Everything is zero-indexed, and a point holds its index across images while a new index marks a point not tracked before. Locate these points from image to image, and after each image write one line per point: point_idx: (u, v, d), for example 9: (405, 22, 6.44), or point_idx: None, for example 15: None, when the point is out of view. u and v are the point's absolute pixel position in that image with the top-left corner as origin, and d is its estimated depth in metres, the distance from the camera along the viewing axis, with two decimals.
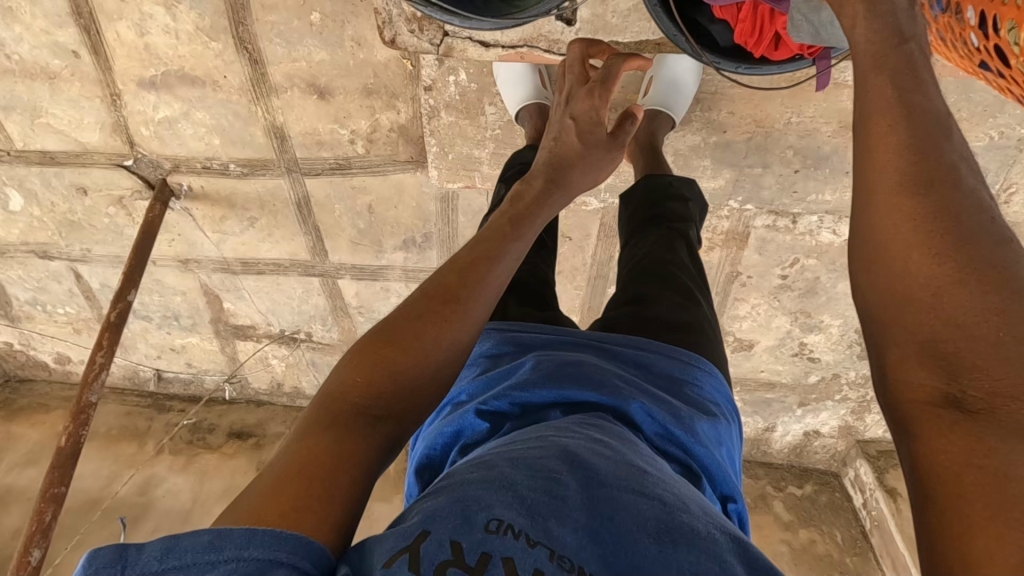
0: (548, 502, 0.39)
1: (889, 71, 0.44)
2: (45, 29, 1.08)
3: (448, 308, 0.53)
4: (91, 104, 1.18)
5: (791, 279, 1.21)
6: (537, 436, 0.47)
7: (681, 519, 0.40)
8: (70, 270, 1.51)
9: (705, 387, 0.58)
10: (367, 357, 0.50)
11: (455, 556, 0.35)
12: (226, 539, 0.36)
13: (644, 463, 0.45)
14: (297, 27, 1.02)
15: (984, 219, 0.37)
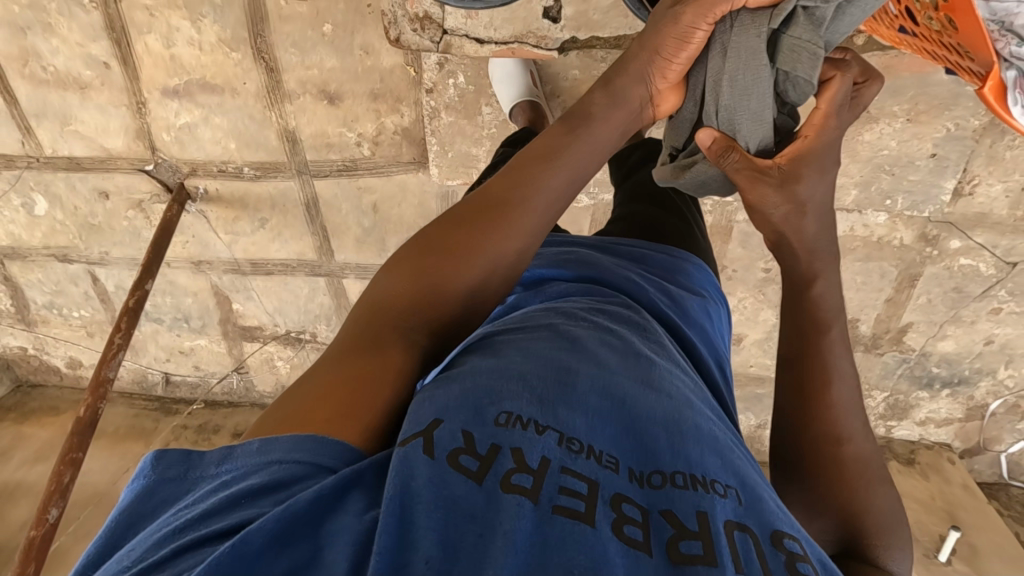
0: (562, 388, 0.44)
1: (830, 339, 0.63)
2: (80, 42, 1.18)
3: (490, 232, 0.57)
4: (118, 112, 1.27)
5: (774, 271, 1.27)
6: (551, 324, 0.53)
7: (683, 408, 0.46)
8: (88, 272, 1.58)
9: (698, 277, 0.74)
10: (405, 271, 0.56)
11: (465, 445, 0.39)
12: (273, 445, 0.42)
13: (654, 355, 0.51)
14: (310, 37, 1.12)
15: (874, 465, 0.61)
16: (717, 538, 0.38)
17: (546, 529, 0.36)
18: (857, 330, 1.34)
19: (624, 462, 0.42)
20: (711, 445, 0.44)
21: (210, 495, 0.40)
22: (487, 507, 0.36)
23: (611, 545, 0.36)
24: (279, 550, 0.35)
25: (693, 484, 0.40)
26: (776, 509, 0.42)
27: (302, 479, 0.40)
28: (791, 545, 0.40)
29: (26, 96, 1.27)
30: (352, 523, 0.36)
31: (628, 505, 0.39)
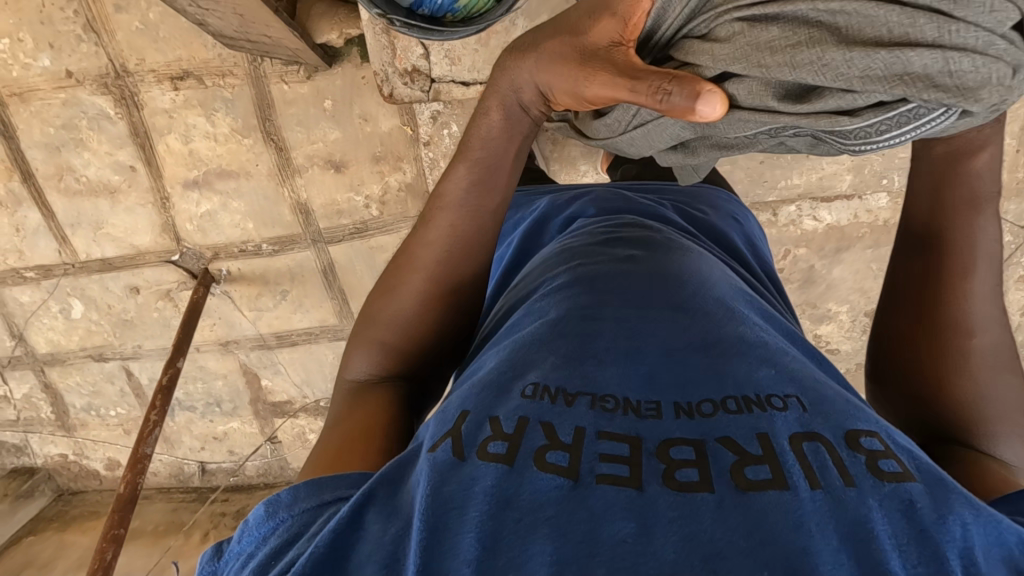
0: (589, 345, 0.46)
1: (976, 210, 0.61)
2: (108, 151, 1.30)
3: (412, 274, 0.59)
4: (144, 210, 1.37)
5: (787, 270, 1.27)
6: (568, 281, 0.54)
7: (718, 334, 0.46)
8: (123, 369, 1.63)
9: (719, 196, 0.80)
10: (358, 335, 0.61)
11: (491, 431, 0.39)
12: (277, 504, 0.41)
13: (679, 288, 0.52)
14: (314, 114, 1.22)
15: (1001, 348, 0.60)
16: (783, 457, 0.36)
17: (588, 495, 0.34)
18: None
19: (668, 401, 0.41)
20: (756, 363, 0.43)
21: (240, 571, 0.38)
22: (521, 486, 0.34)
23: (664, 494, 0.34)
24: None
25: (747, 407, 0.39)
26: (845, 408, 0.40)
27: (316, 520, 0.39)
28: (869, 443, 0.38)
29: (62, 208, 1.38)
30: (378, 539, 0.35)
31: (679, 446, 0.37)
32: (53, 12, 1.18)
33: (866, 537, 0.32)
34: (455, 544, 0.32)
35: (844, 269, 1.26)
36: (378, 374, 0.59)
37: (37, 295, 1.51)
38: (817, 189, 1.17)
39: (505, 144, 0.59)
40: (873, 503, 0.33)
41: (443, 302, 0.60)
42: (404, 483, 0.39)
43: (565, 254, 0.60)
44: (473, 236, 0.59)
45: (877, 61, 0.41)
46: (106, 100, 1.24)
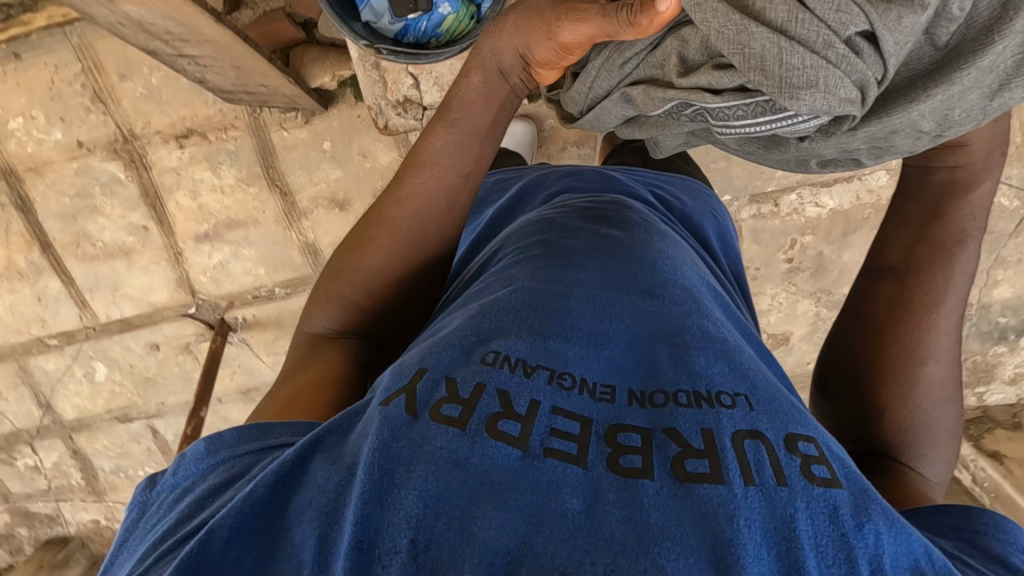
0: (555, 319, 0.45)
1: (949, 254, 0.61)
2: (121, 214, 1.34)
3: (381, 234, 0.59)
4: (159, 267, 1.40)
5: (796, 260, 1.27)
6: (536, 257, 0.53)
7: (682, 326, 0.45)
8: (148, 427, 1.64)
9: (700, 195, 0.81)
10: (324, 285, 0.61)
11: (447, 394, 0.38)
12: (219, 444, 0.43)
13: (645, 273, 0.51)
14: (314, 157, 1.26)
15: (945, 388, 0.60)
16: (724, 453, 0.35)
17: (534, 474, 0.34)
18: None
19: (622, 386, 0.40)
20: (714, 356, 0.42)
21: (174, 502, 0.40)
22: (471, 452, 0.34)
23: (604, 480, 0.34)
24: (257, 538, 0.34)
25: (698, 402, 0.38)
26: (798, 412, 0.39)
27: (261, 459, 0.40)
28: (807, 448, 0.37)
29: (81, 274, 1.42)
30: (323, 479, 0.36)
31: (627, 431, 0.37)
32: (62, 88, 1.24)
33: (788, 537, 0.31)
34: (402, 498, 0.33)
35: (855, 253, 1.25)
36: (339, 330, 0.60)
37: (62, 362, 1.54)
38: (814, 175, 1.18)
39: (482, 116, 0.59)
40: (801, 505, 0.33)
41: (407, 272, 0.60)
42: (352, 428, 0.39)
43: (532, 228, 0.60)
44: (445, 211, 0.59)
45: (729, 24, 0.43)
46: (116, 165, 1.29)
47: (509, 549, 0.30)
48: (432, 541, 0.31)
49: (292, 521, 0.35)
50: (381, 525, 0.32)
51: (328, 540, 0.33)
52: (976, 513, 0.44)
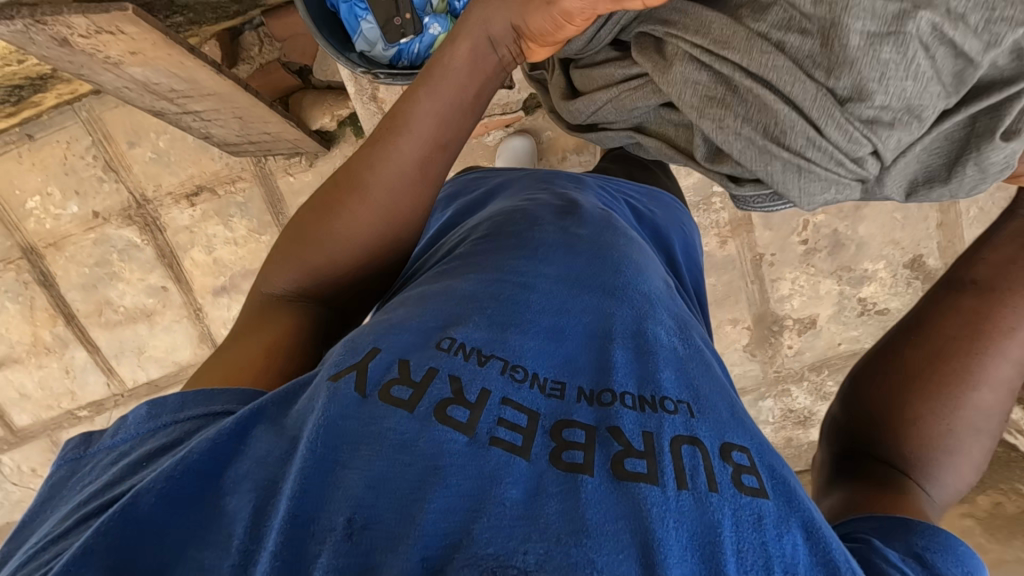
0: (514, 312, 0.46)
1: None
2: (141, 277, 1.37)
3: (349, 205, 0.57)
4: (180, 325, 1.42)
5: (812, 240, 1.26)
6: (498, 252, 0.55)
7: (638, 326, 0.47)
8: None
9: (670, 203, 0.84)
10: (282, 246, 0.60)
11: (400, 375, 0.40)
12: (162, 408, 0.43)
13: (606, 274, 0.52)
14: None
15: (983, 417, 0.57)
16: (661, 457, 0.37)
17: (478, 458, 0.35)
18: (931, 267, 1.25)
19: (572, 383, 0.42)
20: (666, 363, 0.44)
21: (109, 465, 0.40)
22: (419, 434, 0.36)
23: (547, 472, 0.36)
24: (193, 505, 0.36)
25: (642, 407, 0.40)
26: (734, 422, 0.42)
27: (203, 427, 0.41)
28: (739, 458, 0.39)
29: (106, 341, 1.44)
30: (265, 454, 0.38)
31: (572, 428, 0.38)
32: (74, 162, 1.29)
33: (713, 540, 0.34)
34: (344, 477, 0.35)
35: (870, 226, 1.24)
36: (295, 295, 0.59)
37: None
38: None
39: (463, 93, 0.58)
40: (727, 512, 0.35)
41: (372, 248, 0.58)
42: (298, 401, 0.41)
43: (494, 222, 0.61)
44: (417, 188, 0.58)
45: (749, 147, 0.57)
46: (132, 231, 1.33)
47: (446, 534, 0.32)
48: (369, 521, 0.33)
49: (229, 493, 0.36)
50: (319, 502, 0.34)
51: (264, 514, 0.34)
52: (915, 528, 0.46)
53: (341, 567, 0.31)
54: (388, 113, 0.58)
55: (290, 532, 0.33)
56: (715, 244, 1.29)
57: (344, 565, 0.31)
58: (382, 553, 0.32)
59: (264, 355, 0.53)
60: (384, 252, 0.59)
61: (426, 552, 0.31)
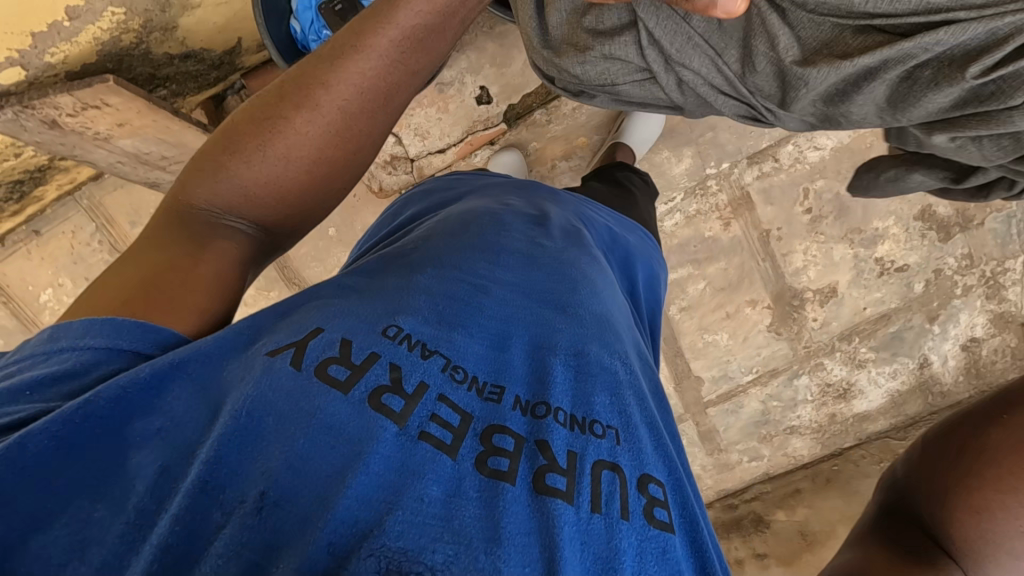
0: (468, 313, 0.53)
1: None
2: None
3: (298, 121, 0.57)
4: None
5: (816, 208, 1.25)
6: (454, 249, 0.62)
7: (581, 347, 0.53)
8: None
9: (641, 238, 0.91)
10: (204, 163, 0.58)
11: (339, 355, 0.45)
12: (66, 334, 0.48)
13: (558, 297, 0.58)
14: (324, 244, 1.33)
15: None
16: (581, 478, 0.42)
17: (405, 449, 0.40)
18: (943, 216, 1.23)
19: (510, 390, 0.47)
20: (601, 387, 0.50)
21: (13, 375, 0.47)
22: (353, 420, 0.41)
23: (470, 475, 0.40)
24: (94, 456, 0.42)
25: (571, 425, 0.45)
26: (651, 454, 0.47)
27: (100, 363, 0.47)
28: (654, 490, 0.44)
29: None
30: (176, 416, 0.44)
31: (502, 434, 0.43)
32: (81, 250, 1.32)
33: (610, 557, 0.39)
34: (267, 453, 0.40)
35: None
36: (217, 213, 0.57)
37: None
38: None
39: (437, 20, 0.59)
40: (631, 538, 0.40)
41: (318, 169, 0.58)
42: (230, 363, 0.47)
43: (452, 223, 0.67)
44: (375, 113, 0.59)
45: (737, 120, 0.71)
46: None
47: (356, 522, 0.36)
48: (279, 500, 0.38)
49: (130, 450, 0.42)
50: (231, 474, 0.40)
51: (169, 479, 0.41)
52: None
53: (244, 535, 0.37)
54: (353, 28, 0.59)
55: (197, 498, 0.39)
56: (719, 227, 1.28)
57: (248, 533, 0.37)
58: (292, 525, 0.37)
59: (174, 282, 0.53)
60: (327, 176, 0.59)
61: (333, 537, 0.36)
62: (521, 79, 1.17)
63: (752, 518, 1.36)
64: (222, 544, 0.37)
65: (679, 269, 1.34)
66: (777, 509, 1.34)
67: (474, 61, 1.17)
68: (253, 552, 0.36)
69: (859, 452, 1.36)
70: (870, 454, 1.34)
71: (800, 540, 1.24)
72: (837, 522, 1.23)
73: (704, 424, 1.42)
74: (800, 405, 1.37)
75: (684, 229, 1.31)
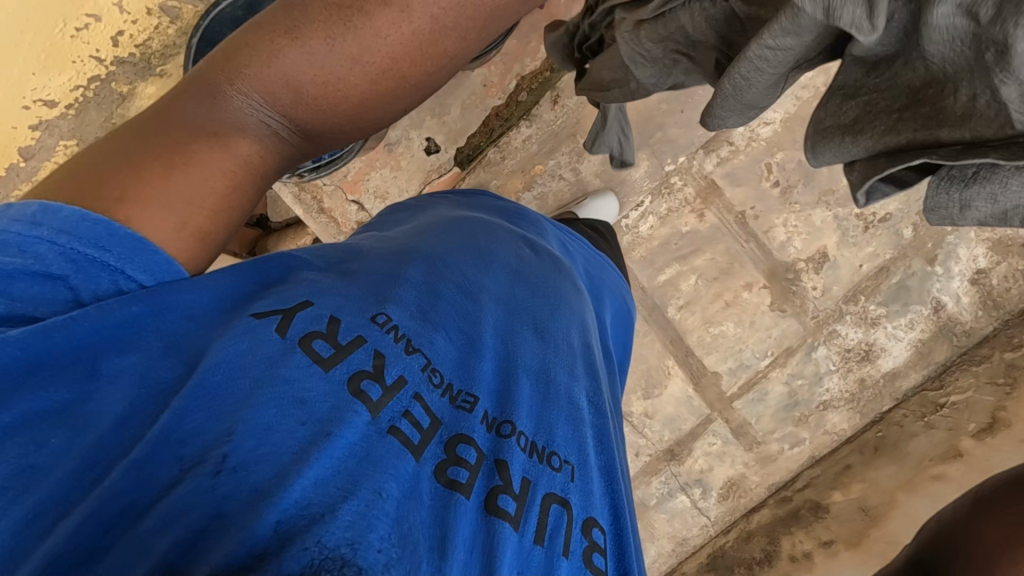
0: (451, 317, 0.57)
1: None
2: None
3: (381, 18, 0.53)
4: None
5: (783, 178, 1.26)
6: (447, 246, 0.65)
7: (548, 374, 0.59)
8: None
9: (616, 277, 0.96)
10: (267, 30, 0.54)
11: (325, 331, 0.48)
12: (48, 216, 0.45)
13: (535, 315, 0.64)
14: None
15: None
16: (529, 503, 0.50)
17: (374, 440, 0.44)
18: None
19: (481, 403, 0.53)
20: (564, 417, 0.57)
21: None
22: (335, 401, 0.44)
23: (427, 479, 0.45)
24: (71, 374, 0.43)
25: (530, 451, 0.52)
26: (593, 497, 0.55)
27: (82, 275, 0.46)
28: (594, 534, 0.53)
29: None
30: (146, 363, 0.45)
31: (466, 445, 0.49)
32: None
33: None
34: (232, 411, 0.41)
35: None
36: (256, 102, 0.54)
37: None
38: None
39: None
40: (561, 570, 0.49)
41: (383, 81, 0.55)
42: (212, 326, 0.48)
43: (444, 224, 0.71)
44: (459, 36, 0.56)
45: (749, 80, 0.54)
46: None
47: (307, 504, 0.37)
48: (237, 466, 0.38)
49: (100, 382, 0.43)
50: (194, 432, 0.40)
51: (134, 419, 0.42)
52: None
53: (196, 496, 0.37)
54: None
55: (155, 447, 0.40)
56: (693, 219, 1.29)
57: (200, 494, 0.37)
58: (242, 497, 0.37)
59: (183, 171, 0.52)
60: (388, 86, 0.56)
61: (281, 517, 0.36)
62: (462, 123, 1.25)
63: (809, 506, 1.28)
64: (169, 504, 0.37)
65: (667, 270, 1.32)
66: (832, 490, 1.27)
67: (415, 116, 1.23)
68: (199, 517, 0.36)
69: (900, 412, 1.30)
70: (911, 411, 1.28)
71: (863, 517, 1.18)
72: (896, 490, 1.17)
73: (734, 419, 1.36)
74: (826, 378, 1.32)
75: (660, 229, 1.31)
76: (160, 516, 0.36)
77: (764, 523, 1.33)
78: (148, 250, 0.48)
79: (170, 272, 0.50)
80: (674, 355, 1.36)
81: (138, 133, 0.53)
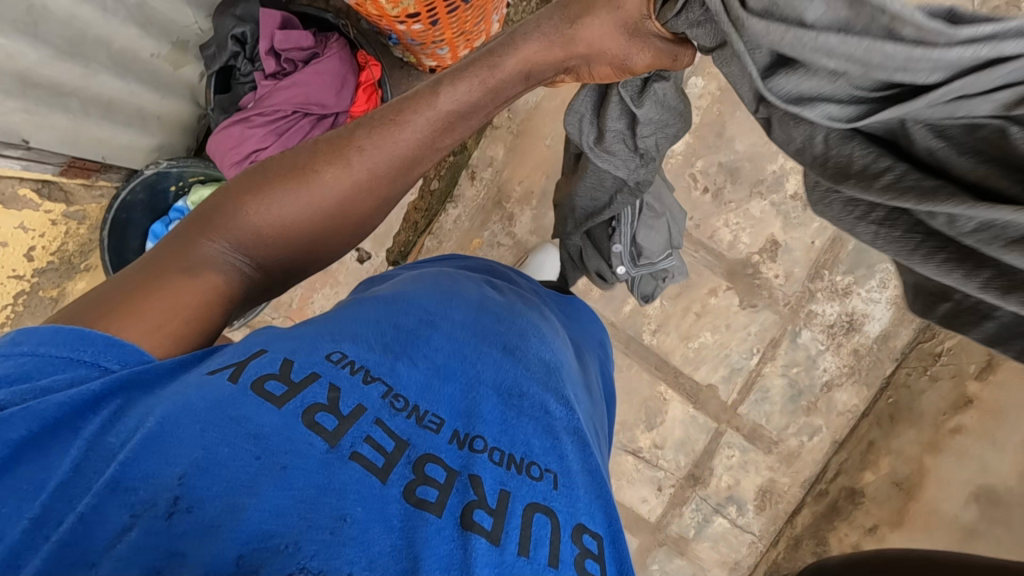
0: (417, 348, 0.56)
1: None
2: None
3: (327, 174, 0.62)
4: None
5: (709, 182, 1.29)
6: (416, 291, 0.66)
7: (524, 386, 0.55)
8: None
9: (590, 315, 0.99)
10: (239, 194, 0.63)
11: (279, 373, 0.48)
12: (30, 336, 0.49)
13: (509, 337, 0.62)
14: None
15: None
16: (509, 516, 0.43)
17: (335, 466, 0.42)
18: None
19: (450, 425, 0.49)
20: (540, 426, 0.52)
21: None
22: (288, 425, 0.44)
23: (395, 501, 0.41)
24: (38, 450, 0.43)
25: (507, 464, 0.47)
26: (586, 509, 0.48)
27: (58, 372, 0.48)
28: (586, 542, 0.45)
29: None
30: (102, 426, 0.45)
31: (435, 464, 0.45)
32: None
33: None
34: (179, 453, 0.42)
35: (744, 137, 1.28)
36: (221, 247, 0.61)
37: None
38: None
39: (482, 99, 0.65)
40: None
41: (330, 220, 0.64)
42: (160, 386, 0.48)
43: (416, 278, 0.71)
44: (394, 171, 0.65)
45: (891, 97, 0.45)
46: None
47: (268, 535, 0.38)
48: (188, 505, 0.39)
49: (64, 446, 0.43)
50: (145, 476, 0.41)
51: (85, 477, 0.42)
52: None
53: (146, 540, 0.38)
54: (393, 105, 0.65)
55: (104, 497, 0.40)
56: None
57: (151, 537, 0.38)
58: (197, 533, 0.38)
59: (149, 293, 0.55)
60: (336, 221, 0.64)
61: (242, 549, 0.37)
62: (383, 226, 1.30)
63: (845, 494, 1.25)
64: (123, 549, 0.37)
65: (630, 299, 1.34)
66: (863, 472, 1.24)
67: None
68: (151, 559, 0.37)
69: (904, 371, 1.26)
70: (914, 368, 1.25)
71: (900, 492, 1.18)
72: (922, 453, 1.18)
73: (744, 426, 1.33)
74: (820, 358, 1.30)
75: None
76: (114, 558, 0.37)
77: (808, 524, 1.28)
78: (119, 345, 0.50)
79: (143, 360, 0.51)
80: (666, 380, 1.34)
81: (133, 271, 0.58)
